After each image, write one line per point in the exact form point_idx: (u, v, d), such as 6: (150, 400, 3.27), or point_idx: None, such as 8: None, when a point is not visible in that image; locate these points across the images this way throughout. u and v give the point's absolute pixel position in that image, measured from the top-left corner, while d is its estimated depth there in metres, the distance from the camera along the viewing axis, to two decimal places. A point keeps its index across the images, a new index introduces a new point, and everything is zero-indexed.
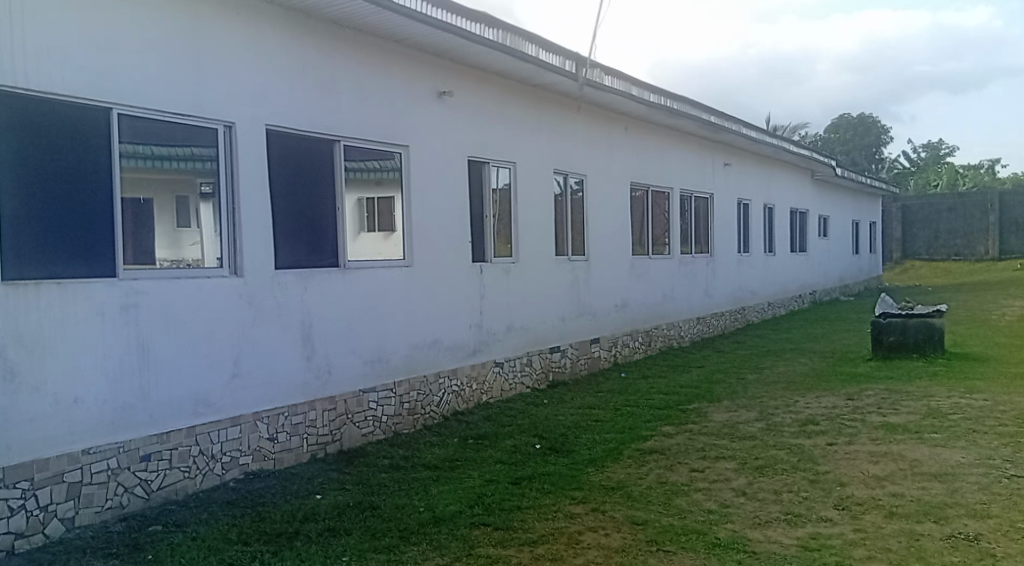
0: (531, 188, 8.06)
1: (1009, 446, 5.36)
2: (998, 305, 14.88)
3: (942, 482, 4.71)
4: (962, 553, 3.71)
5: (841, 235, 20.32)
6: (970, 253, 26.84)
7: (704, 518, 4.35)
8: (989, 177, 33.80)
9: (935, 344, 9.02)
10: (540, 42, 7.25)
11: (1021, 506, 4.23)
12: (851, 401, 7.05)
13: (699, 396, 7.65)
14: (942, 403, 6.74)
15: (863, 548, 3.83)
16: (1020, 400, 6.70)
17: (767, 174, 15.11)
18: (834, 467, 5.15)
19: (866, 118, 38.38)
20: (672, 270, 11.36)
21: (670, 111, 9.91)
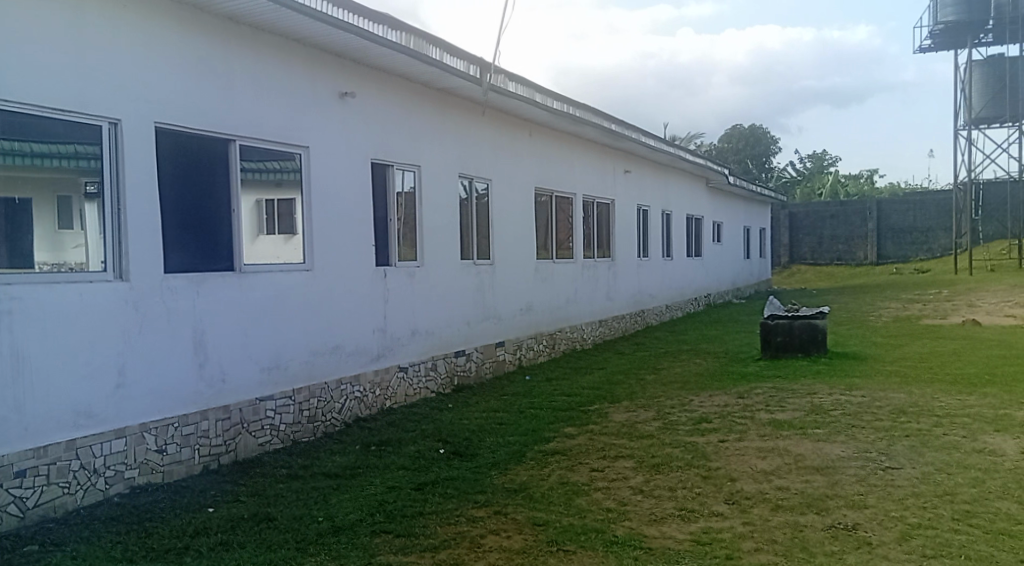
0: (435, 192, 8.02)
1: (884, 439, 5.72)
2: (876, 307, 15.86)
3: (824, 474, 4.98)
4: (841, 542, 3.93)
5: (733, 240, 21.20)
6: (851, 258, 28.51)
7: (602, 517, 4.44)
8: (868, 186, 35.97)
9: (819, 344, 9.52)
10: (445, 45, 7.22)
11: (894, 496, 4.53)
12: (741, 399, 7.36)
13: (600, 397, 7.81)
14: (824, 399, 7.13)
15: (751, 541, 4.01)
16: (894, 396, 7.16)
17: (665, 181, 15.58)
18: (725, 463, 5.36)
19: (756, 129, 40.20)
20: (575, 274, 11.56)
21: (574, 118, 10.08)
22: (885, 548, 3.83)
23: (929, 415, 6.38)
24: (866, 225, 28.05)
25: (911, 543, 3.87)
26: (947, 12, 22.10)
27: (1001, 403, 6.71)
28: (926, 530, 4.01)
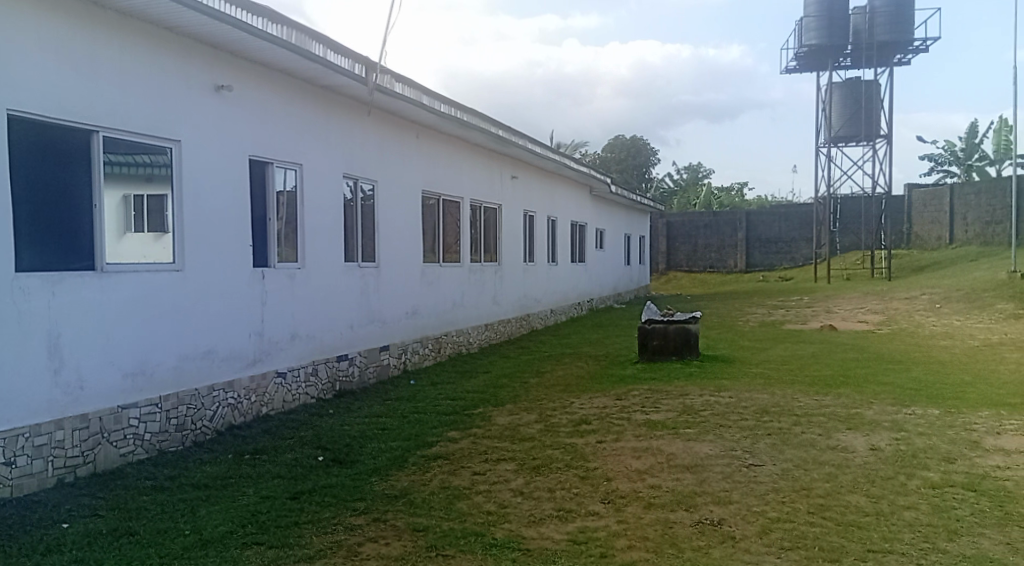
0: (318, 192, 7.83)
1: (749, 438, 6.04)
2: (744, 312, 16.74)
3: (693, 472, 5.20)
4: (708, 537, 4.12)
5: (615, 247, 21.85)
6: (722, 266, 29.98)
7: (482, 520, 4.46)
8: (739, 198, 37.94)
9: (692, 347, 9.93)
10: (328, 42, 7.08)
11: (757, 491, 4.79)
12: (619, 401, 7.59)
13: (483, 401, 7.86)
14: (696, 400, 7.46)
15: (625, 539, 4.14)
16: (758, 397, 7.58)
17: (550, 188, 15.86)
18: (602, 463, 5.50)
19: (638, 140, 41.63)
20: (462, 278, 11.56)
21: (460, 122, 10.09)
22: (747, 542, 4.04)
23: (790, 415, 6.79)
24: (737, 235, 29.58)
25: (770, 536, 4.10)
26: (810, 36, 23.63)
27: (853, 402, 7.23)
28: (784, 523, 4.26)
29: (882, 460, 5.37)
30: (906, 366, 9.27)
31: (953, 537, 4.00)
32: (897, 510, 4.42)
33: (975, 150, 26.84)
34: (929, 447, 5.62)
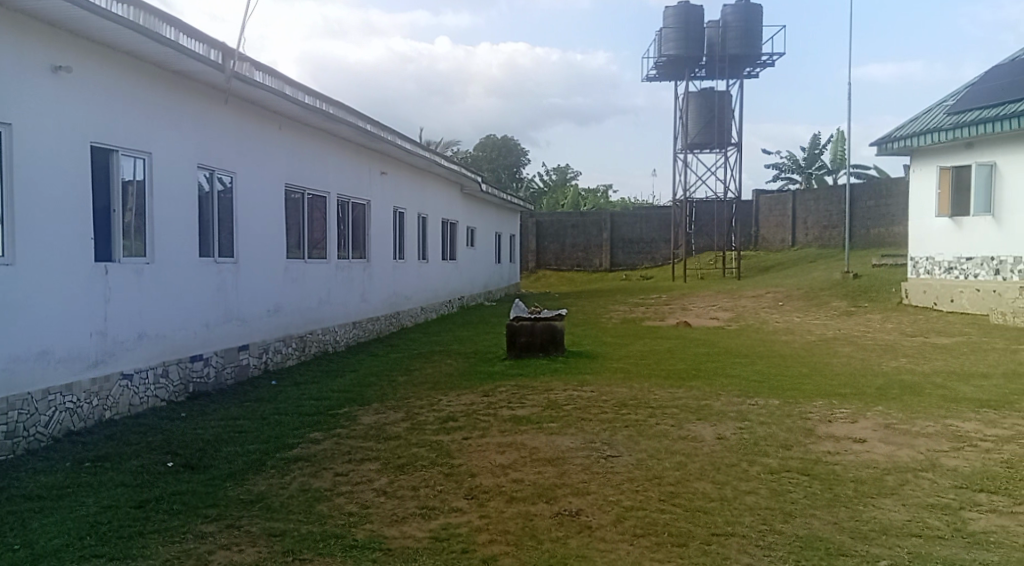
0: (171, 183, 7.41)
1: (608, 430, 6.25)
2: (607, 310, 17.31)
3: (555, 465, 5.33)
4: (566, 528, 4.23)
5: (485, 245, 22.03)
6: (589, 265, 30.87)
7: (343, 522, 4.38)
8: (605, 200, 39.20)
9: (558, 344, 10.16)
10: (181, 26, 6.70)
11: (613, 481, 4.97)
12: (486, 398, 7.66)
13: (349, 400, 7.71)
14: (560, 395, 7.64)
15: (486, 533, 4.18)
16: (618, 391, 7.87)
17: (421, 186, 15.76)
18: (467, 459, 5.53)
19: (508, 140, 42.16)
20: (328, 274, 11.27)
21: (326, 115, 9.82)
22: (603, 531, 4.19)
23: (646, 407, 7.10)
24: (602, 235, 30.59)
25: (624, 524, 4.27)
26: (670, 46, 24.70)
27: (703, 395, 7.66)
28: (637, 511, 4.45)
29: (728, 449, 5.70)
30: (752, 360, 9.91)
31: (788, 519, 4.31)
32: (739, 495, 4.71)
33: (815, 160, 29.05)
34: (769, 435, 6.03)
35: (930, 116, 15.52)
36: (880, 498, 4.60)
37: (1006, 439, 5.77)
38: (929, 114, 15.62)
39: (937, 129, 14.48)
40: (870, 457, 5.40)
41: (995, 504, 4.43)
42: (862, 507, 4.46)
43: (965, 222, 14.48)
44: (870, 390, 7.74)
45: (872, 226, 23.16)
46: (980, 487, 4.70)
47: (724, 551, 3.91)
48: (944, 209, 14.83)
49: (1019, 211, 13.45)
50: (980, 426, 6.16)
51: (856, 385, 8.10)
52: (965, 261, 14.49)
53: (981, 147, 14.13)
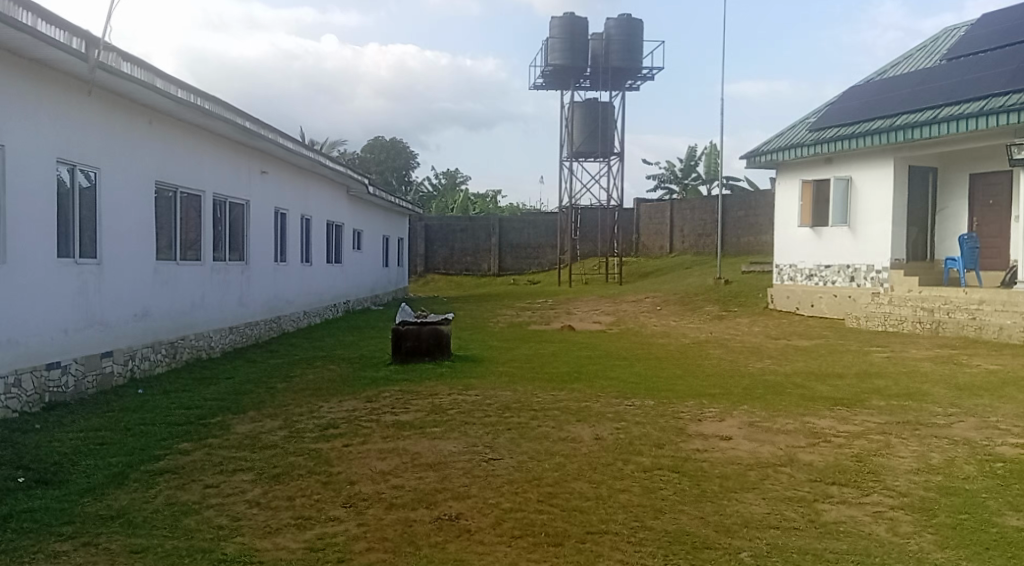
0: (26, 178, 6.91)
1: (490, 433, 6.30)
2: (494, 314, 17.42)
3: (436, 470, 5.31)
4: (445, 533, 4.23)
5: (372, 248, 21.70)
6: (477, 269, 30.97)
7: (211, 535, 4.20)
8: (494, 205, 39.50)
9: (444, 348, 10.11)
10: (39, 11, 6.25)
11: (493, 484, 5.01)
12: (369, 403, 7.55)
13: (223, 409, 7.40)
14: (444, 400, 7.62)
15: (363, 541, 4.12)
16: (502, 394, 7.93)
17: (304, 187, 15.34)
18: (346, 467, 5.43)
19: (397, 142, 41.76)
20: (202, 277, 10.79)
21: (201, 110, 9.40)
22: (481, 533, 4.21)
23: (529, 410, 7.19)
24: (490, 239, 30.80)
25: (503, 526, 4.31)
26: (555, 56, 25.09)
27: (584, 397, 7.84)
28: (516, 513, 4.50)
29: (605, 449, 5.87)
30: (630, 363, 10.24)
31: (659, 515, 4.48)
32: (614, 493, 4.86)
33: (691, 171, 30.39)
34: (644, 435, 6.25)
35: (794, 132, 16.54)
36: (744, 492, 4.85)
37: (856, 434, 6.22)
38: (794, 130, 16.64)
39: (800, 146, 15.47)
40: (736, 454, 5.69)
41: (845, 496, 4.77)
42: (726, 502, 4.69)
43: (824, 232, 15.53)
44: (737, 391, 8.16)
45: (742, 235, 24.44)
46: (832, 480, 5.05)
47: (598, 549, 4.02)
48: (806, 220, 15.88)
49: (871, 223, 14.56)
50: (834, 423, 6.62)
51: (726, 385, 8.51)
52: (824, 268, 15.56)
53: (838, 163, 15.19)
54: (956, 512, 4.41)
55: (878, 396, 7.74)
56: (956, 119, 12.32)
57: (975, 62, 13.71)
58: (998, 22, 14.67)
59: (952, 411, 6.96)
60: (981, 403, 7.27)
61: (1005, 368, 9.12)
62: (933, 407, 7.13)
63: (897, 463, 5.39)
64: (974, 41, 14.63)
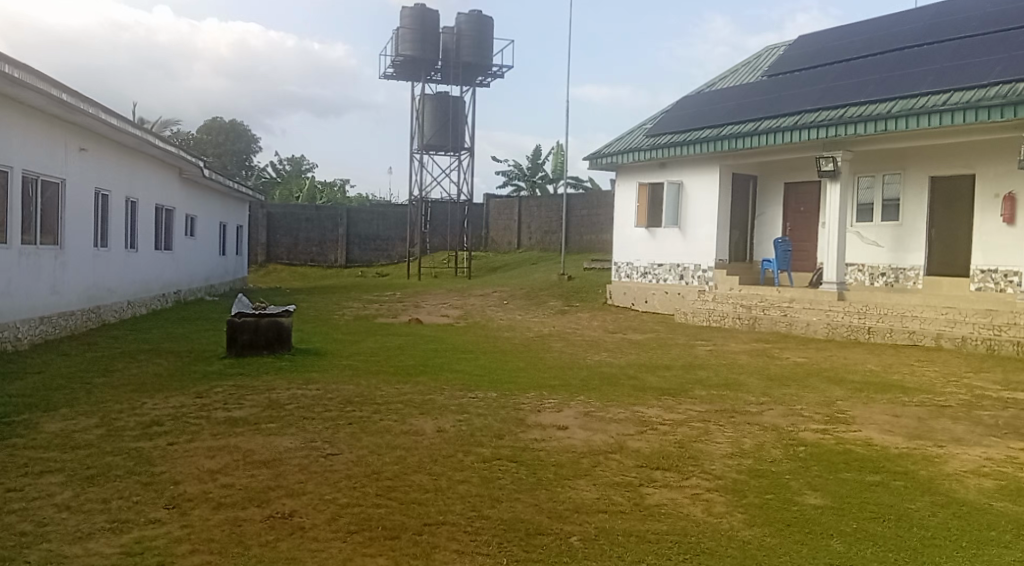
0: None
1: (329, 428, 6.17)
2: (338, 307, 17.00)
3: (269, 467, 5.14)
4: (277, 531, 4.10)
5: (207, 234, 20.54)
6: (323, 260, 30.18)
7: (11, 543, 3.84)
8: (341, 194, 38.60)
9: (284, 342, 9.78)
10: None
11: (330, 480, 4.91)
12: (198, 399, 7.16)
13: (30, 406, 6.76)
14: (282, 395, 7.38)
15: (187, 543, 3.93)
16: (343, 388, 7.77)
17: (130, 167, 14.27)
18: (170, 466, 5.13)
19: (238, 125, 39.84)
20: (9, 262, 9.80)
21: (12, 80, 8.54)
22: (315, 530, 4.12)
23: (371, 404, 7.10)
24: (337, 230, 30.10)
25: (338, 522, 4.24)
26: (406, 47, 24.76)
27: (427, 389, 7.86)
28: (353, 508, 4.44)
29: (446, 441, 5.90)
30: (475, 356, 10.36)
31: (495, 504, 4.57)
32: (453, 484, 4.90)
33: (538, 169, 31.14)
34: (484, 426, 6.34)
35: (633, 137, 17.36)
36: (576, 479, 5.05)
37: (679, 422, 6.64)
38: (632, 135, 17.47)
39: (637, 150, 16.26)
40: (570, 443, 5.91)
41: (667, 480, 5.08)
42: (559, 489, 4.87)
43: (658, 233, 16.44)
44: (575, 382, 8.47)
45: (585, 233, 25.38)
46: (657, 465, 5.37)
47: (433, 540, 4.05)
48: (642, 220, 16.70)
49: (699, 226, 15.56)
50: (662, 412, 7.03)
51: (565, 377, 8.81)
52: (657, 267, 16.49)
53: (672, 168, 16.14)
54: (762, 492, 4.82)
55: (701, 387, 8.30)
56: (775, 131, 13.40)
57: (793, 80, 14.96)
58: (812, 45, 16.08)
59: (764, 400, 7.59)
60: (788, 392, 7.97)
61: (811, 360, 10.06)
62: (747, 396, 7.74)
63: (714, 448, 5.81)
64: (792, 60, 15.96)
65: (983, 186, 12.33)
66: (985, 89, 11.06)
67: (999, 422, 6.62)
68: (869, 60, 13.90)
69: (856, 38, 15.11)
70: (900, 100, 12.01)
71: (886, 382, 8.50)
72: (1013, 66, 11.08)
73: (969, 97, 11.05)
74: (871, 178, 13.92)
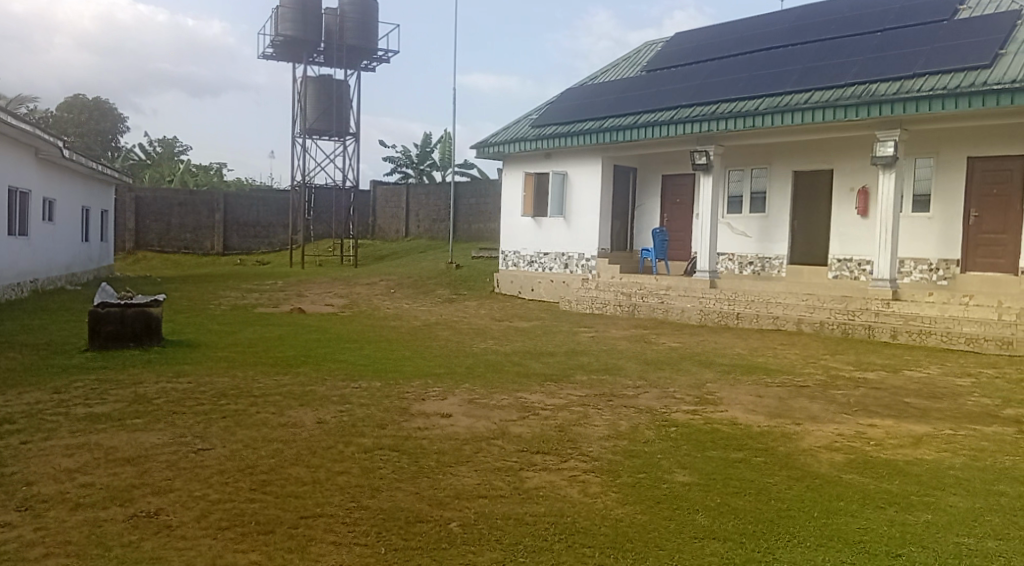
0: None
1: (201, 423, 5.93)
2: (214, 297, 16.29)
3: (133, 465, 4.89)
4: (140, 530, 3.92)
5: (67, 219, 19.22)
6: (197, 247, 28.87)
7: None
8: (218, 179, 37.01)
9: (153, 333, 9.28)
10: None
11: (201, 476, 4.73)
12: (56, 395, 6.71)
13: None
14: (150, 388, 7.03)
15: (41, 547, 3.70)
16: (216, 381, 7.48)
17: None
18: (22, 466, 4.80)
19: (102, 103, 37.50)
20: None
21: None
22: (183, 528, 3.96)
23: (247, 396, 6.87)
24: (213, 216, 28.85)
25: (208, 518, 4.10)
26: (286, 26, 23.93)
27: (307, 380, 7.69)
28: (224, 504, 4.30)
29: (325, 432, 5.80)
30: (359, 345, 10.22)
31: (375, 494, 4.54)
32: (331, 476, 4.83)
33: (426, 156, 30.92)
34: (366, 416, 6.27)
35: (518, 127, 17.55)
36: (457, 466, 5.09)
37: (560, 407, 6.79)
38: (518, 125, 17.65)
39: (523, 139, 16.44)
40: (452, 430, 5.94)
41: (546, 463, 5.20)
42: (440, 476, 4.89)
43: (544, 222, 16.71)
44: (460, 370, 8.51)
45: (473, 222, 25.44)
46: (537, 449, 5.47)
47: (310, 533, 3.98)
48: (528, 210, 16.90)
49: (583, 216, 15.94)
50: (543, 397, 7.17)
51: (450, 365, 8.82)
52: (543, 256, 16.79)
53: (556, 158, 16.43)
54: (635, 472, 5.01)
55: (581, 372, 8.53)
56: (653, 124, 13.86)
57: (670, 75, 15.51)
58: (688, 42, 16.73)
59: (640, 383, 7.88)
60: (663, 376, 8.31)
61: (685, 345, 10.52)
62: (625, 380, 8.01)
63: (592, 431, 5.98)
64: (669, 57, 16.54)
65: (840, 181, 13.24)
66: (843, 89, 11.85)
67: (850, 400, 7.15)
68: (740, 58, 14.60)
69: (727, 37, 15.82)
70: (768, 98, 12.69)
71: (753, 364, 9.00)
72: (867, 69, 11.93)
73: (829, 96, 11.81)
74: (741, 172, 14.65)
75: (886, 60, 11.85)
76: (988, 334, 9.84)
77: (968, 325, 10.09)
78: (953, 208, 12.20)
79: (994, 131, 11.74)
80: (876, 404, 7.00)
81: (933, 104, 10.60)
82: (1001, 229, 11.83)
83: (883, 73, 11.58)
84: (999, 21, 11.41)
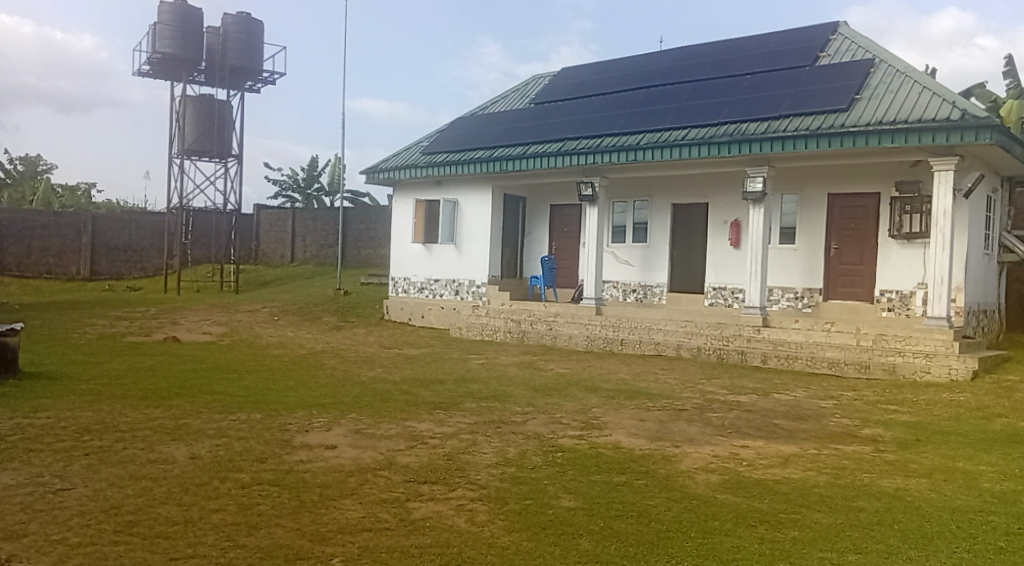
0: None
1: (61, 461, 5.52)
2: (79, 325, 15.25)
3: None
4: None
5: None
6: (62, 272, 27.04)
7: None
8: (85, 200, 34.88)
9: (7, 365, 8.60)
10: None
11: (59, 518, 4.39)
12: None
13: None
14: (3, 425, 6.48)
15: None
16: (80, 416, 6.98)
17: None
18: None
19: None
20: None
21: None
22: None
23: (114, 432, 6.46)
24: (80, 238, 27.13)
25: None
26: (163, 43, 23.04)
27: (182, 413, 7.31)
28: (85, 547, 4.02)
29: (199, 468, 5.52)
30: (239, 375, 9.82)
31: (252, 532, 4.35)
32: (205, 514, 4.60)
33: (314, 181, 30.31)
34: (245, 450, 6.02)
35: (408, 154, 17.52)
36: (341, 499, 4.96)
37: (448, 435, 6.75)
38: (408, 152, 17.62)
39: (413, 166, 16.42)
40: (337, 462, 5.79)
41: (433, 493, 5.15)
42: (323, 510, 4.75)
43: (434, 249, 16.69)
44: (346, 400, 8.32)
45: (362, 248, 25.10)
46: (424, 479, 5.42)
47: None
48: (417, 237, 16.82)
49: (473, 244, 16.04)
50: (431, 426, 7.11)
51: (335, 395, 8.60)
52: (433, 282, 16.75)
53: (446, 186, 16.49)
54: (522, 498, 5.04)
55: (470, 399, 8.52)
56: (541, 155, 14.15)
57: (557, 108, 15.91)
58: (574, 77, 17.25)
59: (528, 409, 7.95)
60: (549, 402, 8.42)
61: (571, 371, 10.70)
62: (513, 407, 8.06)
63: (479, 459, 5.98)
64: (556, 90, 16.99)
65: (716, 213, 13.93)
66: (717, 126, 12.52)
67: (725, 422, 7.48)
68: (623, 94, 15.18)
69: (611, 73, 16.43)
70: (649, 133, 13.24)
71: (635, 389, 9.25)
72: (738, 108, 12.66)
73: (704, 133, 12.45)
74: (625, 204, 15.17)
75: (755, 101, 12.63)
76: (847, 358, 10.56)
77: (830, 350, 10.80)
78: (816, 240, 13.06)
79: (852, 170, 12.68)
80: (748, 426, 7.36)
81: (797, 144, 11.36)
82: (858, 260, 12.69)
83: (753, 113, 12.33)
84: (855, 68, 12.38)
